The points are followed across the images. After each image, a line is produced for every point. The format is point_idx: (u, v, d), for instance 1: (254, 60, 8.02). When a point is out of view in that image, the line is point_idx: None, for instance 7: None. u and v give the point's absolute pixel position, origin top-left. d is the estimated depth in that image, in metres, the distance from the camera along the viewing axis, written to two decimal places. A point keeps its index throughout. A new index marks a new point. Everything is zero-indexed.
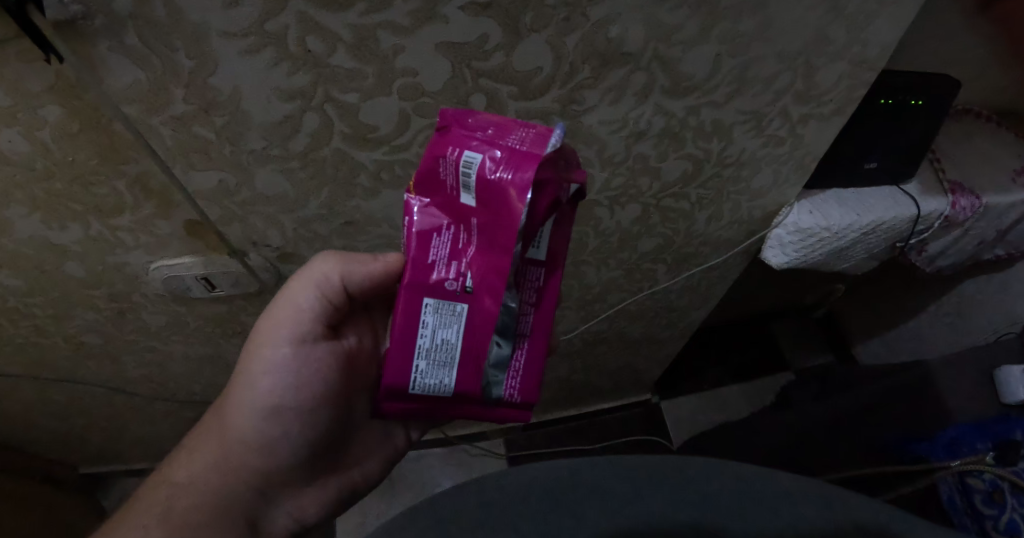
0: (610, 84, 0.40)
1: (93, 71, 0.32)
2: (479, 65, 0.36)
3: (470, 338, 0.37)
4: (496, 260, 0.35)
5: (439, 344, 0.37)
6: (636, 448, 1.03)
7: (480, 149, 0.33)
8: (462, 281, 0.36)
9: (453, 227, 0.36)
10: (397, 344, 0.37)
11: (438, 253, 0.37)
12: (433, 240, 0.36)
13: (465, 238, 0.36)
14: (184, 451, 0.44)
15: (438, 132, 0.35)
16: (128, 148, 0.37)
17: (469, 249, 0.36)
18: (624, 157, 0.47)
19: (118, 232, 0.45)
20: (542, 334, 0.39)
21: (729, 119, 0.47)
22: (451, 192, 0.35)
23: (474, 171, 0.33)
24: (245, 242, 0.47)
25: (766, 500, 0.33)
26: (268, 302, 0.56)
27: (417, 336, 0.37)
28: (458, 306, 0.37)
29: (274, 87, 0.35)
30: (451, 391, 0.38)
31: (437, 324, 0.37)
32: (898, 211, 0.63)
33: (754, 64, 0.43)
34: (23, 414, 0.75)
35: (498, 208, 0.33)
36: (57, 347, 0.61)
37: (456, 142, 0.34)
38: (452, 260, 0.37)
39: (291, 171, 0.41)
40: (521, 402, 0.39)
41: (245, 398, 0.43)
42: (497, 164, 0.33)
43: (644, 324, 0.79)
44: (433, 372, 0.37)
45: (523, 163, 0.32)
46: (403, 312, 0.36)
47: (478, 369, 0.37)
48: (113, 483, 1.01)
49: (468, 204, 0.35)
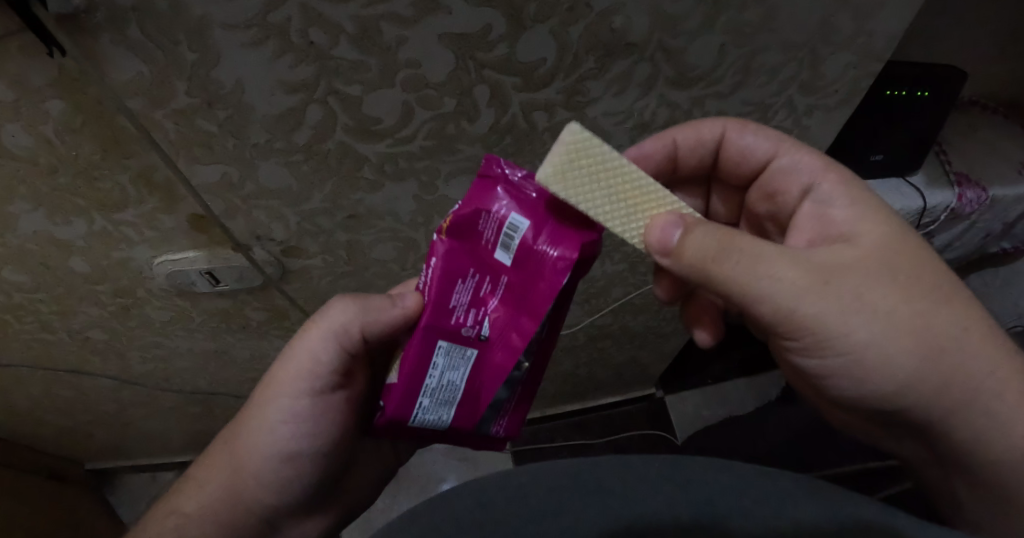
0: (614, 75, 0.40)
1: (95, 64, 0.32)
2: (483, 57, 0.36)
3: (474, 381, 0.37)
4: (520, 319, 0.35)
5: (444, 384, 0.37)
6: (641, 443, 1.04)
7: (528, 216, 0.34)
8: (478, 328, 0.36)
9: (478, 275, 0.35)
10: (405, 382, 0.36)
11: (459, 299, 0.35)
12: (456, 285, 0.35)
13: (488, 288, 0.36)
14: (191, 485, 0.43)
15: (480, 179, 0.35)
16: (131, 142, 0.37)
17: (492, 301, 0.36)
18: (629, 148, 0.47)
19: (122, 227, 0.45)
20: (534, 383, 0.41)
21: (733, 111, 0.47)
22: (486, 245, 0.35)
23: (517, 237, 0.34)
24: (249, 236, 0.47)
25: (767, 500, 0.30)
26: (273, 296, 0.57)
27: (426, 376, 0.36)
28: (468, 350, 0.36)
29: (277, 79, 0.35)
30: (446, 426, 0.38)
31: (446, 366, 0.36)
32: (905, 203, 0.63)
33: (760, 54, 0.42)
34: (30, 410, 0.75)
35: (535, 277, 0.34)
36: (62, 342, 0.61)
37: (499, 197, 0.34)
38: (472, 307, 0.36)
39: (295, 164, 0.41)
40: (504, 435, 0.42)
41: (259, 445, 0.41)
42: (540, 235, 0.34)
43: (648, 317, 0.78)
44: (434, 409, 0.37)
45: (567, 242, 0.34)
46: (418, 351, 0.36)
47: (476, 412, 0.38)
48: (120, 478, 1.02)
49: (502, 260, 0.35)
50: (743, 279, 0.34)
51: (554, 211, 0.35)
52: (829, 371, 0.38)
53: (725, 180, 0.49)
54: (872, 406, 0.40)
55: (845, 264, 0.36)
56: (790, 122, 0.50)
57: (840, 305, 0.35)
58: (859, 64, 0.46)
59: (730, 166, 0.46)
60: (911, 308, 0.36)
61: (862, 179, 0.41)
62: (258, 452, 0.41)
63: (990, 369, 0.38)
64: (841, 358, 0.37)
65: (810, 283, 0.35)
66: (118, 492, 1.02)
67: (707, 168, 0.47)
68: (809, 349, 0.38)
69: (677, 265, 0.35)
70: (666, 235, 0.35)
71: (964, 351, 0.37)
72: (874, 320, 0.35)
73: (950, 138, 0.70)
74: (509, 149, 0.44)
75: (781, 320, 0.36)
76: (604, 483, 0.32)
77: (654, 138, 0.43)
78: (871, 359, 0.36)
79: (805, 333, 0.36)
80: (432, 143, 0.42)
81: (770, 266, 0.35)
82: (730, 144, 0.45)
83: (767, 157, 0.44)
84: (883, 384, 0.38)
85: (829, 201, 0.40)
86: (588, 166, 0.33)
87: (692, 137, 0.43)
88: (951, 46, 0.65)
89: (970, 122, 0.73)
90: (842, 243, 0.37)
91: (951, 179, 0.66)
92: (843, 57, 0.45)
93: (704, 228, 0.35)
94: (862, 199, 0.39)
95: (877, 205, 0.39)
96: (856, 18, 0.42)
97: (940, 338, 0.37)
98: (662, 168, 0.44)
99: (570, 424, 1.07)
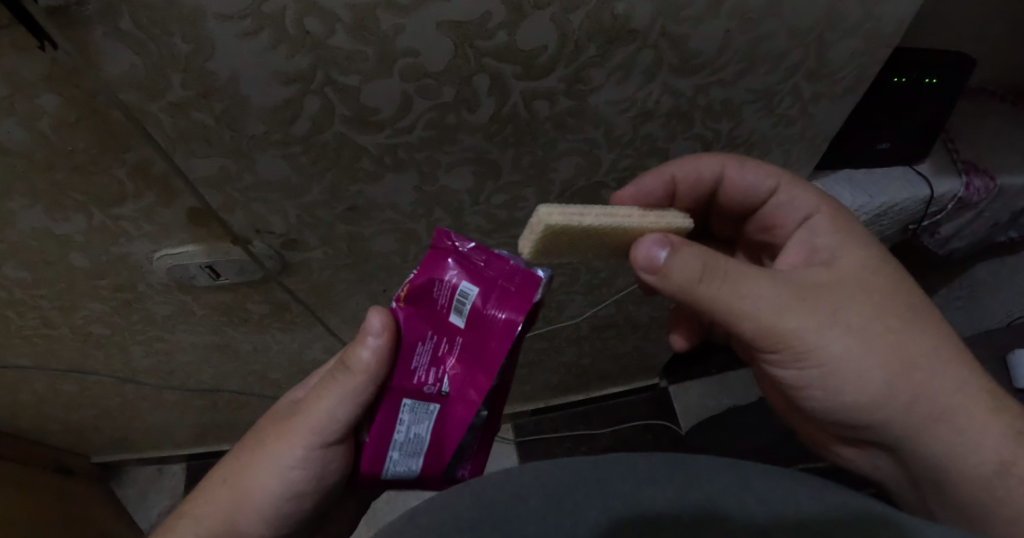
0: (617, 63, 0.39)
1: (88, 57, 0.31)
2: (482, 45, 0.35)
3: (439, 434, 0.40)
4: (475, 375, 0.38)
5: (411, 438, 0.40)
6: (645, 433, 1.04)
7: (477, 282, 0.37)
8: (439, 385, 0.38)
9: (436, 336, 0.38)
10: (375, 439, 0.39)
11: (420, 359, 0.38)
12: (417, 347, 0.38)
13: (446, 347, 0.38)
14: (187, 518, 0.44)
15: (433, 250, 0.38)
16: (128, 136, 0.37)
17: (450, 360, 0.38)
18: (632, 137, 0.46)
19: (120, 221, 0.45)
20: (496, 423, 0.45)
21: (738, 98, 0.46)
22: (440, 309, 0.38)
23: (468, 301, 0.37)
24: (248, 229, 0.47)
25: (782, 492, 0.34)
26: (274, 289, 0.56)
27: (393, 431, 0.39)
28: (430, 406, 0.39)
29: (273, 70, 0.34)
30: (416, 475, 0.41)
31: (411, 421, 0.39)
32: (911, 191, 0.63)
33: (766, 40, 0.41)
34: (36, 404, 0.75)
35: (485, 335, 0.37)
36: (65, 337, 0.61)
37: (450, 266, 0.37)
38: (432, 366, 0.38)
39: (293, 156, 0.40)
40: (470, 479, 0.45)
41: (268, 482, 0.43)
42: (486, 299, 0.37)
43: (651, 307, 0.78)
44: (404, 460, 0.40)
45: (513, 305, 0.36)
46: (384, 408, 0.39)
47: (442, 461, 0.41)
48: (126, 470, 1.03)
49: (456, 323, 0.37)
50: (729, 302, 0.38)
51: (505, 279, 0.37)
52: (802, 380, 0.42)
53: (721, 212, 0.52)
54: (848, 417, 0.44)
55: (819, 287, 0.40)
56: (795, 110, 0.49)
57: (815, 323, 0.39)
58: (866, 50, 0.45)
59: (728, 201, 0.49)
60: (881, 328, 0.40)
61: (851, 215, 0.45)
62: (266, 489, 0.43)
63: (953, 382, 0.42)
64: (816, 369, 0.41)
65: (789, 302, 0.39)
66: (125, 485, 1.02)
67: (703, 203, 0.50)
68: (787, 362, 0.41)
69: (664, 284, 0.38)
70: (654, 259, 0.37)
71: (932, 368, 0.41)
72: (847, 337, 0.40)
73: (957, 126, 0.69)
74: (510, 138, 0.43)
75: (760, 336, 0.39)
76: (603, 479, 0.34)
77: (653, 174, 0.46)
78: (846, 372, 0.40)
79: (783, 346, 0.39)
80: (431, 134, 0.41)
81: (756, 288, 0.38)
82: (730, 180, 0.48)
83: (767, 192, 0.48)
84: (856, 396, 0.42)
85: (815, 232, 0.44)
86: (562, 237, 0.38)
87: (692, 178, 0.47)
88: (961, 32, 0.64)
89: (978, 110, 0.72)
90: (822, 268, 0.42)
91: (958, 167, 0.65)
92: (850, 42, 0.44)
93: (690, 249, 0.37)
94: (847, 233, 0.44)
95: (858, 238, 0.43)
96: (863, 3, 0.41)
97: (911, 356, 0.41)
98: (664, 203, 0.47)
99: (575, 414, 1.07)
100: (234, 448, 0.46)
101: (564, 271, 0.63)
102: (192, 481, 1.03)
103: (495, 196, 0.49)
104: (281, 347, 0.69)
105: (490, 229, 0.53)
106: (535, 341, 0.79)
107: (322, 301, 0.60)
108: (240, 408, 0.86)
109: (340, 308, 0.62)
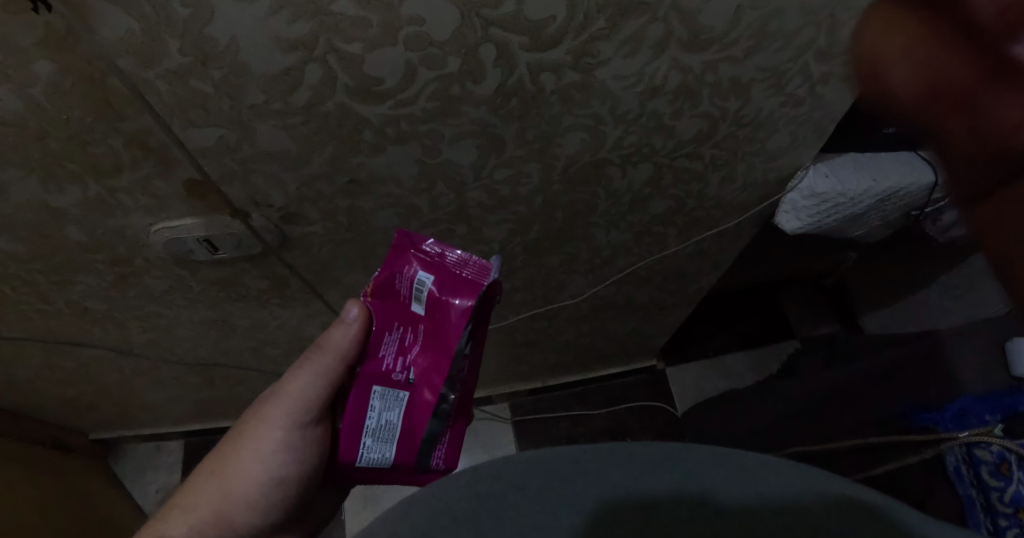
0: (625, 36, 0.39)
1: (83, 21, 0.30)
2: (489, 14, 0.34)
3: (410, 420, 0.43)
4: (438, 360, 0.42)
5: (383, 424, 0.43)
6: (642, 414, 1.05)
7: (432, 271, 0.41)
8: (406, 374, 0.43)
9: (402, 327, 0.43)
10: (349, 425, 0.43)
11: (387, 348, 0.43)
12: (384, 336, 0.43)
13: (411, 337, 0.43)
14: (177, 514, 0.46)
15: (396, 249, 0.43)
16: (123, 104, 0.36)
17: (415, 348, 0.42)
18: (637, 113, 0.46)
19: (117, 193, 0.44)
20: (463, 414, 0.47)
21: (747, 76, 0.45)
22: (404, 299, 0.42)
23: (426, 289, 0.41)
24: (247, 202, 0.46)
25: None
26: (272, 264, 0.56)
27: (366, 417, 0.43)
28: (400, 393, 0.43)
29: (274, 37, 0.33)
30: (391, 463, 0.44)
31: (382, 408, 0.43)
32: (914, 177, 0.62)
33: (777, 16, 0.40)
34: (32, 380, 0.75)
35: (443, 321, 0.41)
36: (61, 313, 0.61)
37: (411, 262, 0.42)
38: (399, 354, 0.43)
39: (294, 126, 0.39)
40: (443, 468, 0.47)
41: (252, 472, 0.47)
42: (441, 288, 0.41)
43: (651, 288, 0.78)
44: (377, 447, 0.43)
45: (465, 290, 0.40)
46: (356, 396, 0.42)
47: (414, 446, 0.44)
48: (125, 445, 1.04)
49: (418, 311, 0.42)
50: None
51: (458, 270, 0.42)
52: None
53: None
54: None
55: None
56: (804, 90, 0.49)
57: None
58: None
59: None
60: None
61: None
62: (252, 479, 0.47)
63: None
64: None
65: None
66: (122, 462, 1.03)
67: None
68: None
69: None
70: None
71: None
72: None
73: None
74: (516, 112, 0.42)
75: None
76: None
77: None
78: None
79: None
80: (436, 105, 0.40)
81: None
82: None
83: None
84: None
85: None
86: None
87: None
88: None
89: None
90: None
91: None
92: None
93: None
94: None
95: None
96: None
97: None
98: None
99: (571, 394, 1.07)
100: (218, 443, 0.49)
101: (566, 249, 0.63)
102: (191, 456, 1.04)
103: (497, 170, 0.48)
104: (279, 324, 0.69)
105: (492, 205, 0.53)
106: (534, 321, 0.80)
107: (322, 276, 0.60)
108: (238, 384, 0.87)
109: (341, 283, 0.61)
